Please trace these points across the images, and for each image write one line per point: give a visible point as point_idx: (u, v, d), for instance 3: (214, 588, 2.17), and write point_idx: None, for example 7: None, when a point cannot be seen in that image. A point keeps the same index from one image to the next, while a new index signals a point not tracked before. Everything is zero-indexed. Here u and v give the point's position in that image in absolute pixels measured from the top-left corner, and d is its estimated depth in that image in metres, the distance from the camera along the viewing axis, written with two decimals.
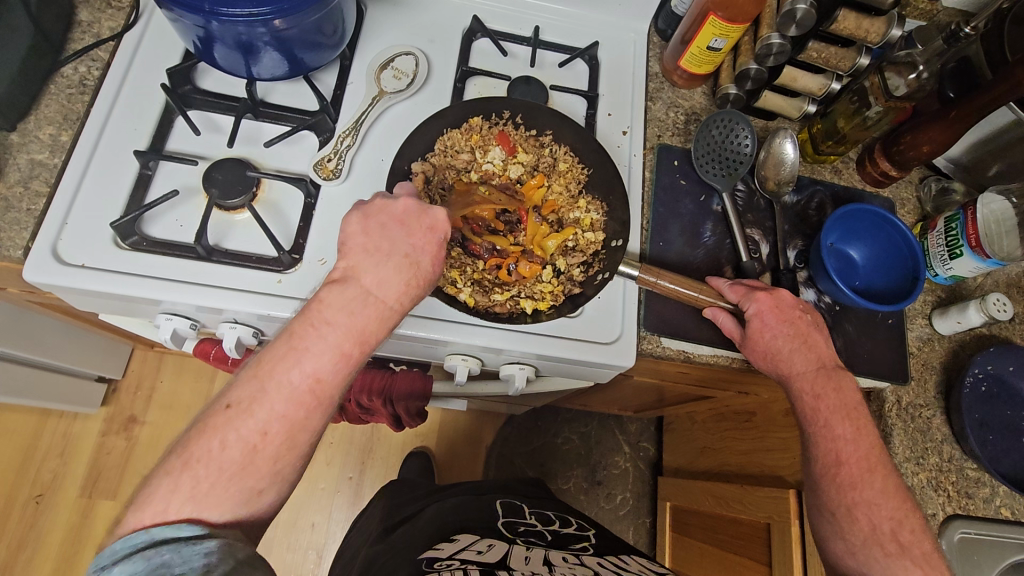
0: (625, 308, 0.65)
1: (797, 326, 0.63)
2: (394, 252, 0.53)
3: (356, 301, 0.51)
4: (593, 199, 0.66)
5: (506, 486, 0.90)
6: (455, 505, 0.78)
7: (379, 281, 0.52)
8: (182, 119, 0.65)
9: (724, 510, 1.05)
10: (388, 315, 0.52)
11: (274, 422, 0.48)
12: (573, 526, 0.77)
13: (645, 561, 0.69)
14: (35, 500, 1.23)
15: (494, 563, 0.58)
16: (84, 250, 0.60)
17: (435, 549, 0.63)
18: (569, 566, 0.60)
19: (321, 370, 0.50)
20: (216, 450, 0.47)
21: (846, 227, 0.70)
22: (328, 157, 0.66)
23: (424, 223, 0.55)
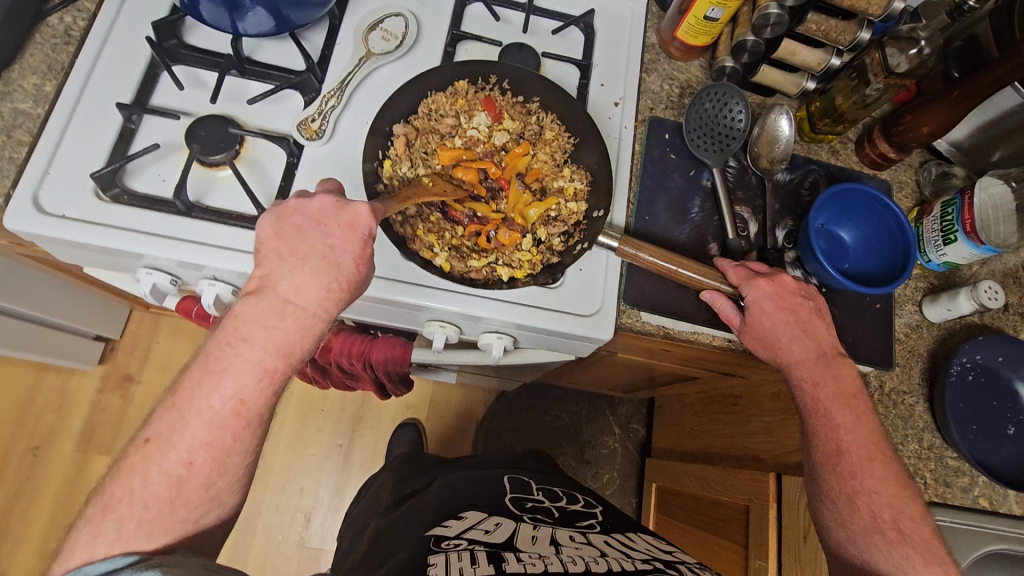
0: (606, 282, 0.65)
1: (801, 317, 0.63)
2: (311, 256, 0.52)
3: (272, 312, 0.51)
4: (578, 168, 0.65)
5: (510, 460, 0.89)
6: (462, 479, 0.77)
7: (297, 288, 0.51)
8: (167, 74, 0.65)
9: (706, 492, 1.05)
10: (311, 323, 0.52)
11: (198, 450, 0.48)
12: (579, 502, 0.76)
13: (651, 539, 0.68)
14: (32, 452, 1.26)
15: (500, 544, 0.58)
16: (65, 200, 0.60)
17: (442, 526, 0.63)
18: (575, 547, 0.58)
19: (242, 391, 0.50)
20: (140, 487, 0.47)
21: (839, 208, 0.69)
22: (313, 118, 0.65)
23: (344, 219, 0.53)
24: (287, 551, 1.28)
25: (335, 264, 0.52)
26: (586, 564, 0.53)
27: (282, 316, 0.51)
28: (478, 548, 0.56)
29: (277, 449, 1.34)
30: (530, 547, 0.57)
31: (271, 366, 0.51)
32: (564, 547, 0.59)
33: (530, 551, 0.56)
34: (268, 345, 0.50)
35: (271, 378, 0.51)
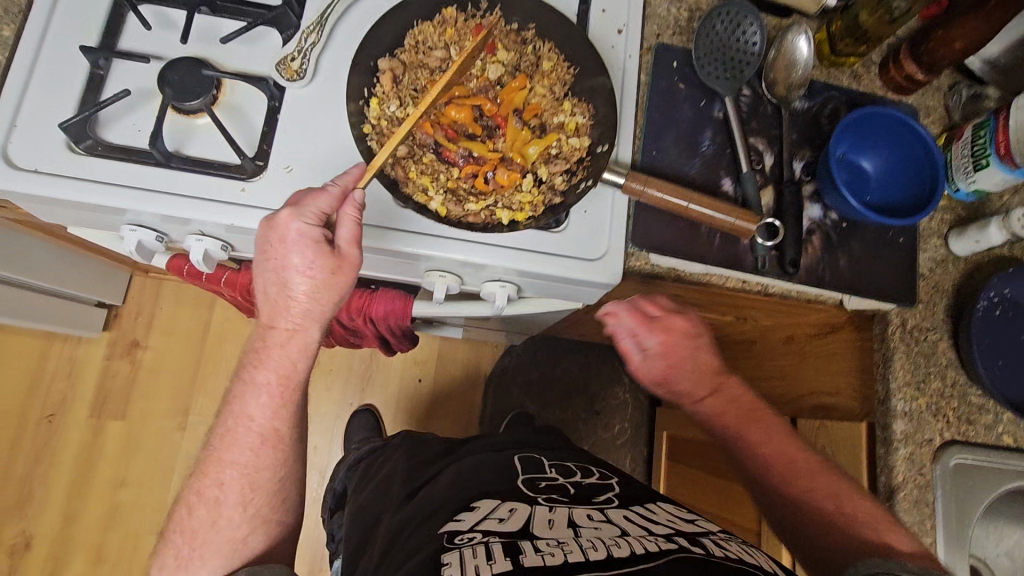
0: (614, 223, 0.61)
1: (678, 350, 0.66)
2: (266, 284, 0.55)
3: (256, 343, 0.58)
4: (579, 101, 0.61)
5: (523, 438, 0.84)
6: (474, 464, 0.72)
7: (273, 315, 0.56)
8: (134, 14, 0.60)
9: (719, 439, 1.05)
10: (286, 338, 0.57)
11: (229, 475, 0.58)
12: (594, 475, 0.73)
13: (672, 507, 0.65)
14: (47, 420, 1.27)
15: (516, 533, 0.54)
16: (37, 154, 0.57)
17: (456, 521, 0.59)
18: (594, 527, 0.56)
19: (247, 423, 0.58)
20: (189, 514, 0.58)
21: (859, 135, 0.63)
22: (292, 57, 0.61)
23: (274, 239, 0.52)
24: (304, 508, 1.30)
25: (294, 277, 0.53)
26: (606, 550, 0.50)
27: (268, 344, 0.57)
28: (495, 539, 0.53)
29: None
30: (548, 534, 0.54)
31: (277, 398, 0.58)
32: (583, 528, 0.56)
33: (548, 538, 0.53)
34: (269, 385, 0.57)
35: (280, 403, 0.58)
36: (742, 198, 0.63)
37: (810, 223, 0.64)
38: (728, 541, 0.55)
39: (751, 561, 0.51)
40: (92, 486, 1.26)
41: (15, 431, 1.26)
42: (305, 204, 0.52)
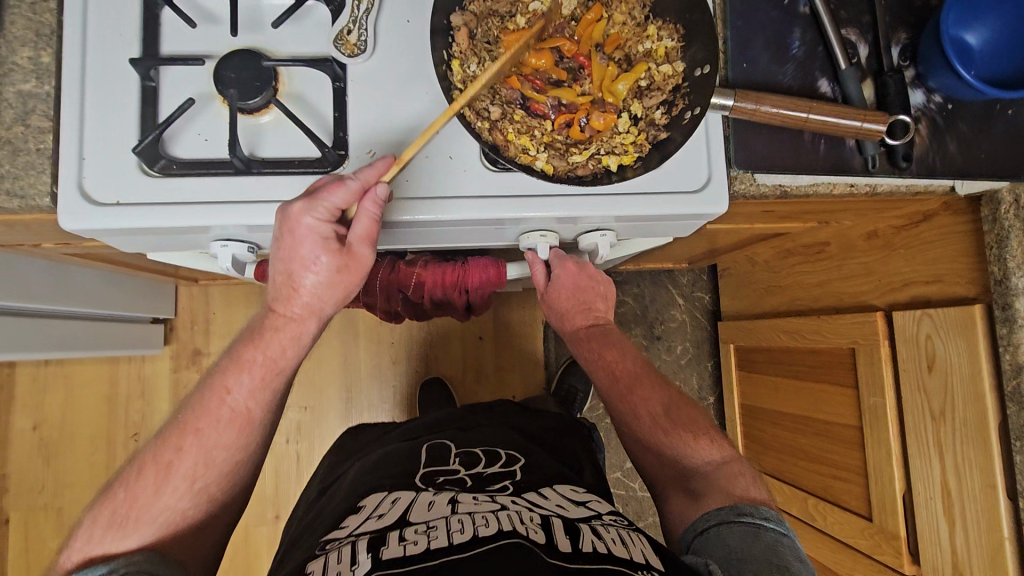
0: (712, 149, 0.58)
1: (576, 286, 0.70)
2: (279, 272, 0.56)
3: (259, 326, 0.60)
4: (665, 22, 0.56)
5: (448, 419, 0.88)
6: (379, 461, 0.75)
7: (276, 298, 0.58)
8: (171, 11, 0.55)
9: (797, 343, 1.04)
10: (287, 325, 0.59)
11: (187, 445, 0.56)
12: (501, 462, 0.74)
13: (569, 488, 0.67)
14: (133, 439, 1.30)
15: (389, 526, 0.56)
16: (111, 185, 0.54)
17: (338, 528, 0.59)
18: (474, 503, 0.60)
19: (227, 391, 0.58)
20: (139, 480, 0.55)
21: (967, 6, 0.58)
22: (348, 29, 0.56)
23: (289, 231, 0.52)
24: None
25: (305, 270, 0.55)
26: (472, 530, 0.53)
27: (267, 326, 0.59)
28: (364, 536, 0.55)
29: (359, 389, 1.36)
30: (421, 520, 0.56)
31: (260, 380, 0.58)
32: (462, 505, 0.60)
33: (419, 522, 0.56)
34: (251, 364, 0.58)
35: (257, 388, 0.59)
36: (844, 98, 0.59)
37: (916, 111, 0.61)
38: (604, 529, 0.56)
39: (619, 554, 0.51)
40: None
41: (106, 454, 1.29)
42: (318, 198, 0.51)
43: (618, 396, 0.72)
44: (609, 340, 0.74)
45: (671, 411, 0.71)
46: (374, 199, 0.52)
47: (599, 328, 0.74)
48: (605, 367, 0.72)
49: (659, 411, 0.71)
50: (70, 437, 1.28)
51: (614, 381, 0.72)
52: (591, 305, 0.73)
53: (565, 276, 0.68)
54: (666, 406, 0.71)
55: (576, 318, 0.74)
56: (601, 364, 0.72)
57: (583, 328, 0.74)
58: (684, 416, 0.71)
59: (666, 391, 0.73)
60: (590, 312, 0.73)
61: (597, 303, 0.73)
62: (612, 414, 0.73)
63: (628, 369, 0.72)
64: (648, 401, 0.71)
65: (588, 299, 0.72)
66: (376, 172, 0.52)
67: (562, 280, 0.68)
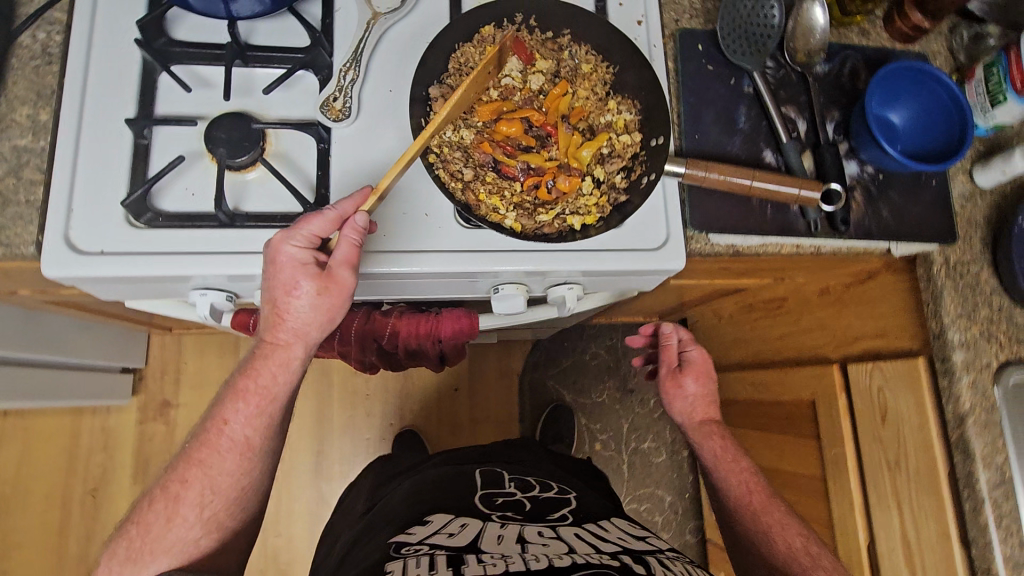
0: (670, 211, 0.63)
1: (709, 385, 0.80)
2: (264, 305, 0.56)
3: (252, 352, 0.59)
4: (624, 98, 0.62)
5: (490, 453, 0.93)
6: (432, 480, 0.79)
7: (265, 329, 0.58)
8: (167, 77, 0.59)
9: (763, 395, 1.08)
10: (278, 351, 0.57)
11: (194, 474, 0.56)
12: (554, 488, 0.80)
13: (626, 524, 0.71)
14: (91, 494, 1.25)
15: (462, 548, 0.59)
16: (99, 235, 0.56)
17: (406, 533, 0.63)
18: (542, 541, 0.61)
19: (228, 417, 0.57)
20: (150, 514, 0.55)
21: (887, 90, 0.66)
22: (334, 96, 0.60)
23: (272, 259, 0.55)
24: None
25: (287, 295, 0.55)
26: (548, 560, 0.55)
27: (257, 351, 0.58)
28: (439, 551, 0.58)
29: (332, 442, 1.34)
30: (494, 550, 0.58)
31: (254, 409, 0.57)
32: (531, 544, 0.60)
33: (491, 551, 0.58)
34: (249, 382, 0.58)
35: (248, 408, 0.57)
36: (786, 167, 0.66)
37: (851, 180, 0.67)
38: (672, 560, 0.60)
39: None
40: None
41: (61, 511, 1.24)
42: (297, 228, 0.55)
43: (750, 512, 0.70)
44: (739, 453, 0.76)
45: (813, 545, 0.66)
46: (351, 224, 0.54)
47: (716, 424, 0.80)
48: (732, 467, 0.75)
49: (794, 542, 0.66)
50: (25, 492, 1.23)
51: (747, 495, 0.72)
52: (710, 399, 0.81)
53: (698, 359, 0.81)
54: (801, 538, 0.66)
55: (700, 411, 0.80)
56: (728, 468, 0.75)
57: (702, 422, 0.79)
58: (812, 557, 0.64)
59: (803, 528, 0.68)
60: (710, 409, 0.81)
61: (713, 403, 0.82)
62: (742, 531, 0.70)
63: (762, 489, 0.73)
64: (784, 529, 0.68)
65: (709, 395, 0.81)
66: (353, 203, 0.55)
67: (689, 361, 0.80)
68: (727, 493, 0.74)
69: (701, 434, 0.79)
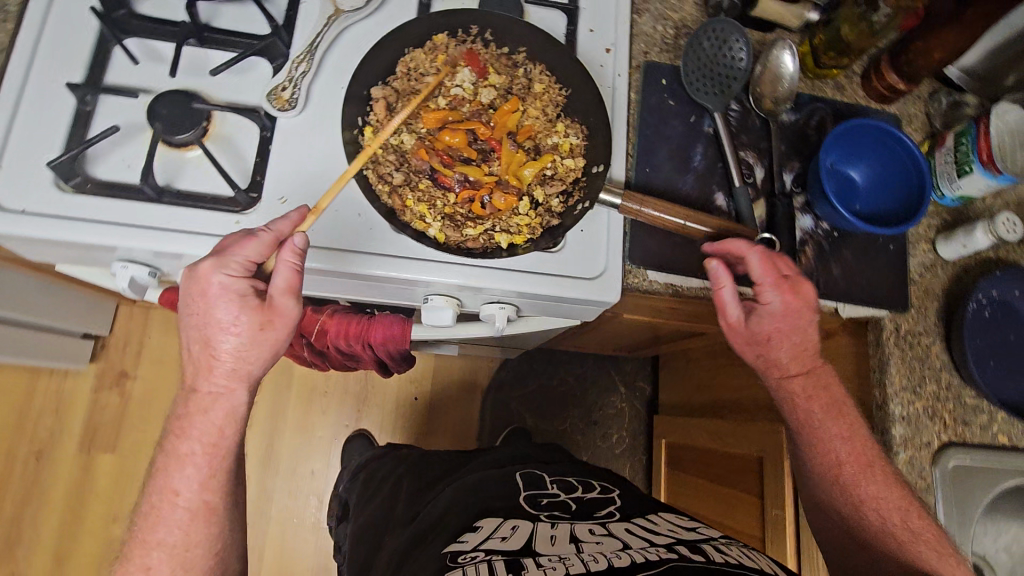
0: (610, 243, 0.61)
1: (800, 314, 0.59)
2: (192, 341, 0.51)
3: (181, 402, 0.53)
4: (572, 122, 0.61)
5: (521, 454, 0.90)
6: (476, 480, 0.76)
7: (197, 375, 0.52)
8: (119, 49, 0.59)
9: (716, 445, 1.02)
10: (223, 398, 0.52)
11: (157, 553, 0.51)
12: (596, 489, 0.77)
13: (675, 517, 0.68)
14: (35, 456, 1.24)
15: (517, 551, 0.56)
16: (24, 194, 0.56)
17: (458, 541, 0.61)
18: (595, 540, 0.59)
19: (175, 483, 0.52)
20: None
21: (848, 146, 0.65)
22: (283, 86, 0.60)
23: (199, 290, 0.50)
24: (303, 534, 1.28)
25: (224, 331, 0.50)
26: (608, 560, 0.52)
27: (190, 403, 0.52)
28: (496, 556, 0.55)
29: (283, 436, 1.31)
30: (550, 551, 0.56)
31: (205, 471, 0.52)
32: (586, 544, 0.58)
33: (548, 553, 0.56)
34: (186, 436, 0.52)
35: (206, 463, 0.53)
36: (736, 214, 0.64)
37: (803, 234, 0.65)
38: (727, 545, 0.58)
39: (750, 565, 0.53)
40: (83, 523, 1.23)
41: (2, 469, 1.23)
42: (228, 255, 0.50)
43: (836, 489, 0.62)
44: (836, 410, 0.62)
45: (914, 519, 0.59)
46: (291, 246, 0.50)
47: (815, 376, 0.62)
48: (821, 436, 0.62)
49: (891, 517, 0.59)
50: None
51: (833, 473, 0.62)
52: (808, 343, 0.61)
53: (779, 307, 0.58)
54: (902, 514, 0.59)
55: (799, 367, 0.61)
56: (818, 436, 0.62)
57: (800, 378, 0.62)
58: (923, 522, 0.59)
59: (903, 490, 0.60)
60: (807, 357, 0.62)
61: (812, 344, 0.61)
62: (829, 511, 0.63)
63: (855, 457, 0.61)
64: (879, 503, 0.60)
65: (805, 336, 0.60)
66: (289, 223, 0.52)
67: (765, 312, 0.59)
68: (811, 461, 0.64)
69: (796, 393, 0.62)
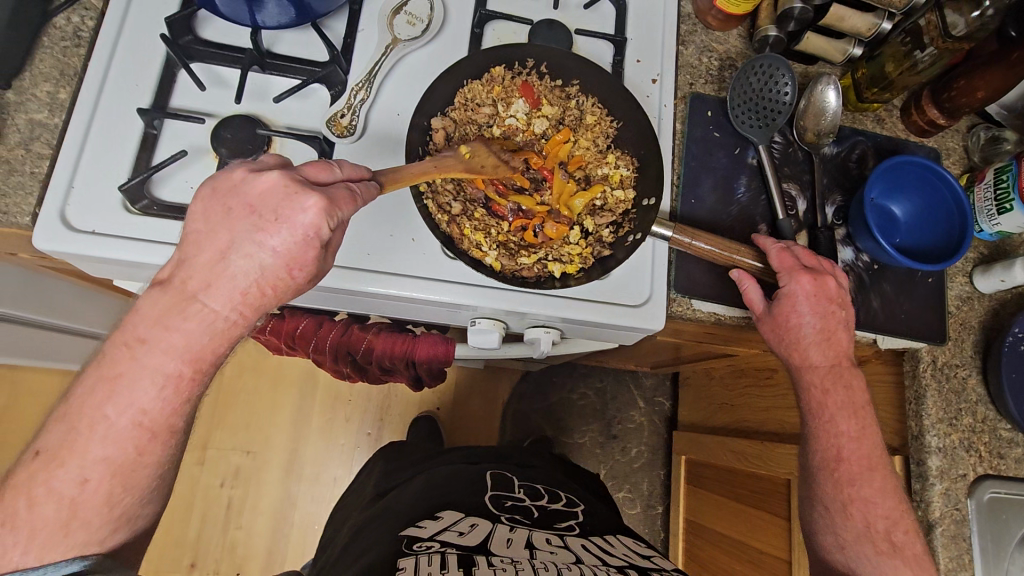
0: (656, 272, 0.63)
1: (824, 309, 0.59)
2: (233, 250, 0.44)
3: (175, 311, 0.44)
4: (623, 154, 0.62)
5: (500, 451, 0.92)
6: (446, 475, 0.78)
7: (206, 287, 0.44)
8: (185, 73, 0.61)
9: (740, 465, 1.03)
10: (224, 327, 0.45)
11: (95, 467, 0.43)
12: (561, 500, 0.78)
13: (632, 542, 0.69)
14: None
15: (473, 548, 0.58)
16: (94, 215, 0.57)
17: (417, 527, 0.63)
18: (551, 550, 0.60)
19: (141, 401, 0.44)
20: (24, 511, 0.42)
21: (892, 181, 0.66)
22: (342, 113, 0.62)
23: (285, 213, 0.44)
24: None
25: (281, 262, 0.45)
26: (557, 571, 0.54)
27: (188, 316, 0.44)
28: (450, 550, 0.57)
29: (307, 441, 1.33)
30: (504, 552, 0.58)
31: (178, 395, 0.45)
32: (540, 551, 0.60)
33: (500, 554, 0.57)
34: (170, 348, 0.44)
35: (176, 387, 0.45)
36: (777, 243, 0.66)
37: (845, 266, 0.67)
38: None
39: None
40: None
41: None
42: (335, 203, 0.45)
43: (829, 481, 0.62)
44: (857, 407, 0.62)
45: (899, 532, 0.60)
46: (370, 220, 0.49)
47: (839, 370, 0.61)
48: (830, 426, 0.62)
49: (876, 523, 0.60)
50: None
51: (832, 464, 0.62)
52: (835, 337, 0.61)
53: (803, 299, 0.59)
54: (886, 522, 0.60)
55: (823, 357, 0.61)
56: (827, 424, 0.62)
57: (822, 367, 0.61)
58: (908, 538, 0.60)
59: (899, 502, 0.61)
60: (835, 348, 0.61)
61: (839, 336, 0.61)
62: (815, 498, 0.63)
63: (860, 456, 0.61)
64: (868, 506, 0.60)
65: (832, 325, 0.60)
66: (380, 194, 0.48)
67: (789, 296, 0.59)
68: (813, 445, 0.64)
69: (816, 379, 0.62)
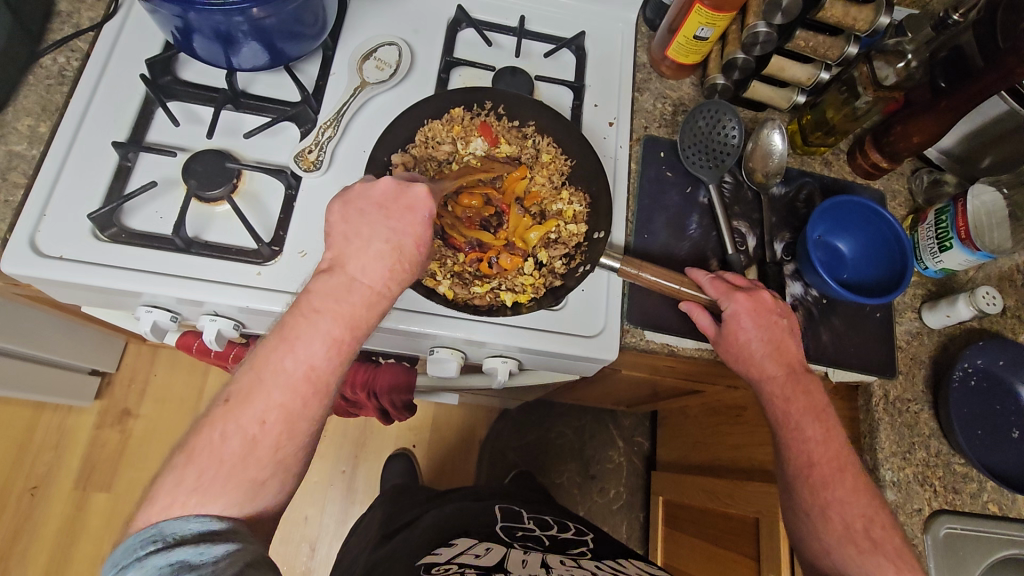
0: (609, 301, 0.64)
1: (765, 319, 0.61)
2: (374, 238, 0.53)
3: (340, 288, 0.51)
4: (576, 190, 0.66)
5: (502, 492, 0.91)
6: (454, 510, 0.77)
7: (363, 267, 0.52)
8: (162, 110, 0.65)
9: (714, 505, 1.02)
10: (375, 299, 0.52)
11: (272, 412, 0.48)
12: (570, 528, 0.78)
13: (643, 563, 0.69)
14: (29, 492, 1.18)
15: (490, 567, 0.57)
16: (63, 241, 0.59)
17: (432, 556, 0.62)
18: (567, 568, 0.59)
19: (313, 358, 0.49)
20: (218, 442, 0.47)
21: (835, 221, 0.70)
22: (309, 149, 0.65)
23: (403, 204, 0.54)
24: None
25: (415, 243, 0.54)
26: None
27: (352, 292, 0.51)
28: (468, 571, 0.55)
29: None
30: (520, 570, 0.57)
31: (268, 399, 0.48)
32: (556, 569, 0.58)
33: (519, 572, 0.56)
34: (338, 315, 0.51)
35: (339, 350, 0.51)
36: None
37: (793, 299, 0.69)
38: None
39: None
40: None
41: None
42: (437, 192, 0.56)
43: (805, 488, 0.61)
44: (819, 412, 0.62)
45: (877, 528, 0.59)
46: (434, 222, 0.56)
47: (795, 377, 0.62)
48: (796, 433, 0.62)
49: (854, 523, 0.59)
50: None
51: (805, 471, 0.61)
52: (784, 344, 0.62)
53: (743, 313, 0.61)
54: (864, 520, 0.59)
55: (776, 366, 0.62)
56: (793, 432, 0.62)
57: (780, 377, 0.62)
58: (886, 532, 0.59)
59: (872, 498, 0.60)
60: (785, 357, 0.62)
61: (788, 344, 0.63)
62: (795, 507, 0.62)
63: (829, 458, 0.61)
64: (845, 506, 0.59)
65: (778, 335, 0.62)
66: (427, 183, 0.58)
67: (733, 315, 0.61)
68: (785, 455, 0.63)
69: (776, 391, 0.62)
